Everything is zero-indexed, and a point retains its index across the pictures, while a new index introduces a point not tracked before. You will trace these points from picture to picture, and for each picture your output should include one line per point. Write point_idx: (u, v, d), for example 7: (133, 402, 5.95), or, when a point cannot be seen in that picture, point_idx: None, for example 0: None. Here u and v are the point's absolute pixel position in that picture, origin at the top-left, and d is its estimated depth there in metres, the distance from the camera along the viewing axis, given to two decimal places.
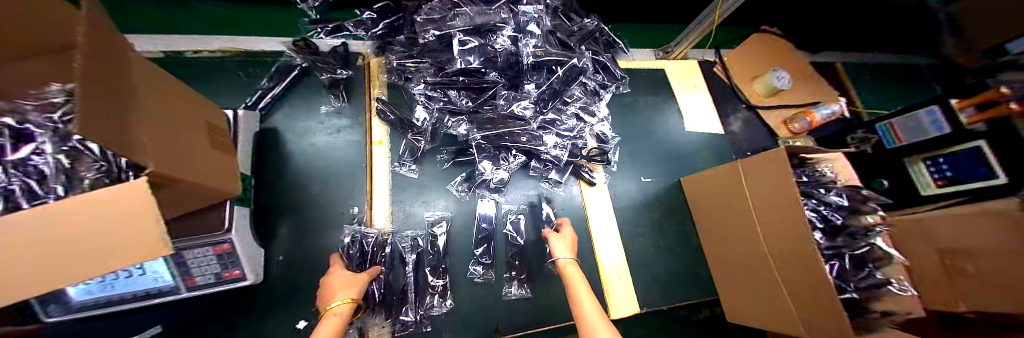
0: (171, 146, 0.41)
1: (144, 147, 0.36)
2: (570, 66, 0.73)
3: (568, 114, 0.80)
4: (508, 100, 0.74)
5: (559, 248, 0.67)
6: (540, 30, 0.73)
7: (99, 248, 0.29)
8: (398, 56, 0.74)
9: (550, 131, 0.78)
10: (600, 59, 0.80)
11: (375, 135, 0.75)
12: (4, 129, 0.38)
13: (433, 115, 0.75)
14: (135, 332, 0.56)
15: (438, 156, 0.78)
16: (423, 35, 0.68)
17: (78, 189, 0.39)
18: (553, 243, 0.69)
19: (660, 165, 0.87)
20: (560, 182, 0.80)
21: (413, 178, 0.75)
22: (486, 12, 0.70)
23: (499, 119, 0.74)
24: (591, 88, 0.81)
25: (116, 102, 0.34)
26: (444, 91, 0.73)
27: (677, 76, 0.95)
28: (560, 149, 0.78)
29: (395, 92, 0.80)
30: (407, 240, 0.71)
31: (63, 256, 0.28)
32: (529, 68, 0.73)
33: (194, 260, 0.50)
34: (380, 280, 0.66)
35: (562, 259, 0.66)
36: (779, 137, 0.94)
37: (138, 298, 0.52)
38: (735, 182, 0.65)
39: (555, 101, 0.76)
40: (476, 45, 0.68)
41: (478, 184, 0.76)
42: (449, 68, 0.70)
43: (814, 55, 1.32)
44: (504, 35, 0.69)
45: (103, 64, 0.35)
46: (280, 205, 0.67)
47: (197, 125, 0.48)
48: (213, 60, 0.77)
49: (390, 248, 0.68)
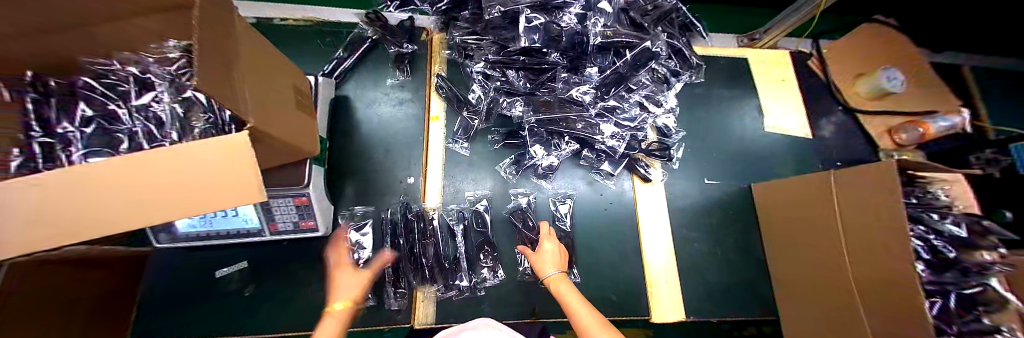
0: (270, 103, 0.45)
1: (247, 104, 0.40)
2: (640, 49, 0.68)
3: (632, 102, 0.75)
4: (568, 83, 0.71)
5: (545, 264, 0.62)
6: (612, 8, 0.68)
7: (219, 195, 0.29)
8: (461, 32, 0.74)
9: (609, 120, 0.73)
10: (675, 43, 0.74)
11: (433, 110, 0.78)
12: (131, 78, 0.45)
13: (489, 95, 0.74)
14: (224, 264, 0.64)
15: (489, 136, 0.77)
16: (488, 11, 0.66)
17: (187, 136, 0.44)
18: (542, 257, 0.63)
19: (727, 167, 0.79)
20: (612, 175, 0.76)
21: (464, 155, 0.76)
22: None
23: (555, 102, 0.72)
24: (660, 76, 0.74)
25: (223, 61, 0.37)
26: (503, 70, 0.72)
27: (761, 68, 0.85)
28: (616, 140, 0.73)
29: (454, 69, 0.81)
30: (453, 214, 0.72)
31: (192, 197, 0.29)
32: (594, 49, 0.69)
33: (277, 207, 0.56)
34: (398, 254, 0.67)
35: (550, 275, 0.60)
36: (879, 148, 0.81)
37: (231, 235, 0.59)
38: (825, 193, 0.56)
39: (619, 88, 0.72)
40: (542, 23, 0.65)
41: (526, 168, 0.76)
42: (511, 47, 0.68)
43: (936, 55, 1.10)
44: (571, 13, 0.66)
45: (214, 26, 0.38)
46: (346, 169, 0.72)
47: (289, 87, 0.53)
48: (297, 28, 0.82)
49: (437, 221, 0.70)
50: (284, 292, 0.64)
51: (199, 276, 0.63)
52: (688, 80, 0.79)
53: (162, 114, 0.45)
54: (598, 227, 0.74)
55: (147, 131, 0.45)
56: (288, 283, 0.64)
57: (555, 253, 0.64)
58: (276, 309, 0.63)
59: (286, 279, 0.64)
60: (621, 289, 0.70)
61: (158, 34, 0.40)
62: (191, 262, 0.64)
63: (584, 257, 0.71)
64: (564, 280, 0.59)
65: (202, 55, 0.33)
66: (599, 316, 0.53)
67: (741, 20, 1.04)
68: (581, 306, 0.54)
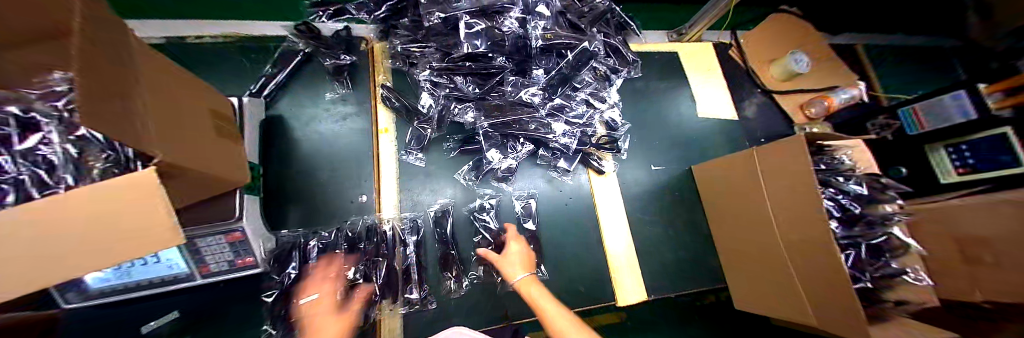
0: (182, 137, 0.41)
1: (151, 136, 0.36)
2: (580, 49, 0.70)
3: (579, 100, 0.77)
4: (515, 85, 0.72)
5: (512, 267, 0.62)
6: (550, 11, 0.70)
7: None
8: (403, 40, 0.72)
9: (559, 119, 0.75)
10: (612, 42, 0.77)
11: (381, 123, 0.74)
12: (10, 120, 0.38)
13: (439, 101, 0.73)
14: (153, 316, 0.57)
15: (444, 144, 0.77)
16: (428, 17, 0.66)
17: (84, 179, 0.39)
18: (508, 261, 0.64)
19: (670, 153, 0.85)
20: (568, 171, 0.78)
21: (420, 166, 0.74)
22: None
23: (506, 105, 0.72)
24: (601, 73, 0.78)
25: (116, 91, 0.33)
26: (450, 77, 0.71)
27: (693, 58, 0.92)
28: (568, 137, 0.75)
29: (400, 78, 0.78)
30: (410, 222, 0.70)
31: None
32: (537, 52, 0.70)
33: (206, 248, 0.51)
34: (331, 276, 0.59)
35: (517, 279, 0.60)
36: (795, 123, 0.91)
37: (155, 284, 0.53)
38: (752, 170, 0.62)
39: (565, 87, 0.74)
40: (482, 27, 0.66)
41: (482, 172, 0.76)
42: (456, 53, 0.68)
43: (834, 37, 1.26)
44: (511, 17, 0.68)
45: (104, 53, 0.33)
46: (291, 194, 0.68)
47: (203, 114, 0.47)
48: (215, 46, 0.75)
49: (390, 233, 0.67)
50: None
51: (123, 335, 0.56)
52: (627, 76, 0.83)
53: (54, 157, 0.39)
54: (556, 223, 0.75)
55: (36, 177, 0.39)
56: (234, 326, 0.59)
57: (522, 253, 0.65)
58: None
59: (232, 321, 0.59)
60: (588, 280, 0.72)
61: (21, 67, 0.33)
62: (112, 319, 0.56)
63: (548, 255, 0.73)
64: (533, 282, 0.60)
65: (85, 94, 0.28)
66: (573, 316, 0.55)
67: (672, 15, 1.12)
68: (556, 311, 0.55)
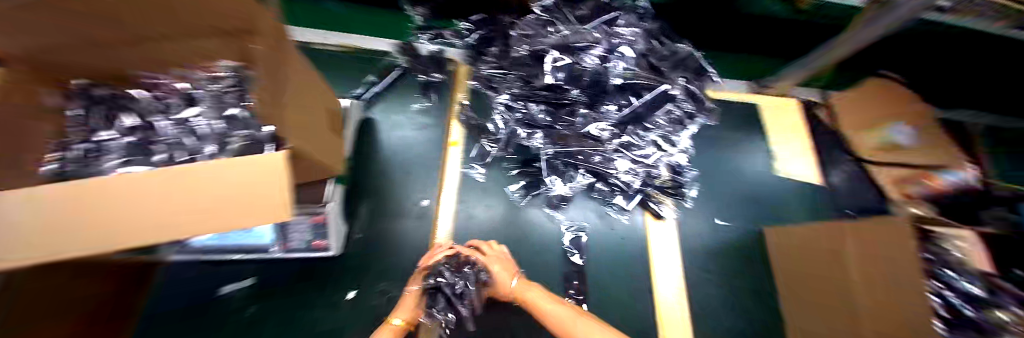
0: (303, 130, 0.45)
1: (289, 127, 0.41)
2: (658, 92, 0.71)
3: (648, 140, 0.75)
4: (584, 118, 0.72)
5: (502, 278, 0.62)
6: (633, 53, 0.72)
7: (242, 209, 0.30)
8: (488, 66, 0.78)
9: (625, 156, 0.74)
10: (691, 87, 0.76)
11: (452, 135, 0.81)
12: (177, 93, 0.53)
13: (509, 125, 0.76)
14: (231, 281, 0.63)
15: (505, 163, 0.79)
16: (517, 49, 0.73)
17: (223, 151, 0.48)
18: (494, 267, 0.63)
19: (739, 210, 0.80)
20: (625, 209, 0.77)
21: (479, 181, 0.78)
22: (580, 31, 0.72)
23: (572, 135, 0.73)
24: (676, 117, 0.76)
25: (277, 85, 0.40)
26: (525, 103, 0.75)
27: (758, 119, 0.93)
28: (631, 175, 0.74)
29: (477, 97, 0.85)
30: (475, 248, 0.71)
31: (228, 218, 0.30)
32: (613, 89, 0.71)
33: (293, 226, 0.57)
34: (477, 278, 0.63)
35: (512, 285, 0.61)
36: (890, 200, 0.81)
37: (246, 250, 0.60)
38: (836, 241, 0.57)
39: (636, 125, 0.74)
40: (566, 63, 0.70)
41: (541, 197, 0.76)
42: (535, 83, 0.72)
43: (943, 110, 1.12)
44: (592, 55, 0.70)
45: (275, 54, 0.40)
46: (367, 189, 0.73)
47: (326, 114, 0.55)
48: (334, 53, 0.88)
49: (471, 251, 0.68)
50: (288, 317, 0.62)
51: (204, 292, 0.62)
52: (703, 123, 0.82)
53: (199, 128, 0.50)
54: (606, 261, 0.72)
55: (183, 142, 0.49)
56: (294, 305, 0.62)
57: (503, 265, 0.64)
58: (277, 333, 0.60)
59: (294, 299, 0.63)
60: (630, 328, 0.67)
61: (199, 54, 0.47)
62: (199, 274, 0.63)
63: (594, 293, 0.69)
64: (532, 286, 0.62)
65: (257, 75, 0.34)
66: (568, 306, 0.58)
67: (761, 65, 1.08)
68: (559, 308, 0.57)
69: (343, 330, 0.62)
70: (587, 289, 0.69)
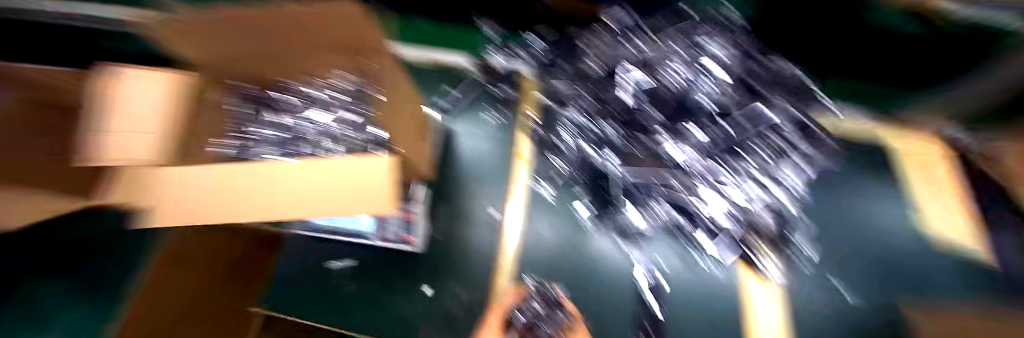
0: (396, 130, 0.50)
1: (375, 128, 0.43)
2: (768, 116, 0.57)
3: (748, 175, 0.60)
4: (666, 140, 0.62)
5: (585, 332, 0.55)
6: (731, 67, 0.60)
7: (346, 195, 0.33)
8: (556, 79, 0.76)
9: (718, 192, 0.61)
10: (807, 112, 0.60)
11: (522, 150, 0.84)
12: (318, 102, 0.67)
13: (579, 145, 0.74)
14: (337, 259, 0.73)
15: (573, 187, 0.78)
16: (588, 63, 0.69)
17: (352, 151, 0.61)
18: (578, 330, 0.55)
19: (864, 277, 0.70)
20: (720, 261, 0.67)
21: (549, 202, 0.79)
22: (660, 42, 0.63)
23: (648, 158, 0.65)
24: (784, 147, 0.60)
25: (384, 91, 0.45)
26: (594, 122, 0.70)
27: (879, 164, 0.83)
28: (727, 218, 0.63)
29: (542, 113, 0.83)
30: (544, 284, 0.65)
31: (331, 202, 0.34)
32: (704, 109, 0.60)
33: None
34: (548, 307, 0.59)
35: None
36: None
37: (353, 234, 0.73)
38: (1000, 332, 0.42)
39: (734, 156, 0.61)
40: (645, 77, 0.62)
41: (612, 226, 0.73)
42: (608, 98, 0.66)
43: None
44: (676, 66, 0.60)
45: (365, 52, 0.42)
46: (443, 195, 0.79)
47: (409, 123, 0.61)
48: (424, 70, 0.98)
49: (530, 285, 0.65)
50: (376, 298, 0.69)
51: (314, 265, 0.73)
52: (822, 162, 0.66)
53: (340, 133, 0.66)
54: (690, 305, 0.67)
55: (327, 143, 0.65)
56: (383, 289, 0.70)
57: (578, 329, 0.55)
58: (367, 312, 0.68)
59: (383, 284, 0.70)
60: None
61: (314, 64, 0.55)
62: (311, 250, 0.75)
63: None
64: None
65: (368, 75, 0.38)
66: None
67: None
68: None
69: (418, 323, 0.66)
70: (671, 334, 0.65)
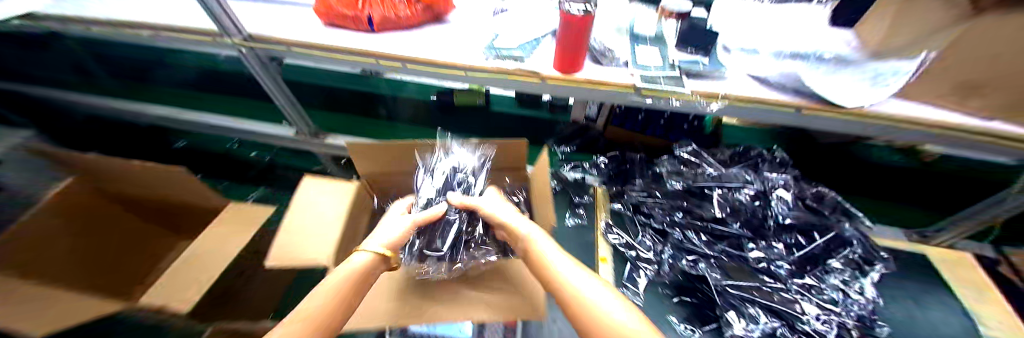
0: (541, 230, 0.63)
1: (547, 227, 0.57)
2: (833, 236, 0.79)
3: (830, 285, 0.75)
4: (751, 251, 0.80)
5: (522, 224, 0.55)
6: (789, 196, 0.83)
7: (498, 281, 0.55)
8: (638, 193, 0.98)
9: (808, 299, 0.72)
10: (859, 232, 0.80)
11: (600, 252, 0.91)
12: None
13: (668, 250, 0.85)
14: None
15: (660, 289, 0.84)
16: (672, 183, 0.93)
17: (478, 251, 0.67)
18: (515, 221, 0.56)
19: None
20: None
21: (636, 303, 0.81)
22: (729, 174, 0.89)
23: (734, 263, 0.79)
24: (853, 261, 0.78)
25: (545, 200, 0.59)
26: (683, 231, 0.86)
27: (935, 270, 0.87)
28: (825, 324, 0.68)
29: (619, 218, 0.98)
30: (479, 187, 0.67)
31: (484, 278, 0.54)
32: (774, 228, 0.81)
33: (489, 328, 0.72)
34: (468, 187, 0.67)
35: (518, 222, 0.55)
36: None
37: None
38: None
39: (815, 267, 0.78)
40: (726, 198, 0.85)
41: (706, 331, 0.75)
42: (698, 213, 0.86)
43: None
44: (745, 193, 0.84)
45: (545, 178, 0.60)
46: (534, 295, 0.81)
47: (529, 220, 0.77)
48: None
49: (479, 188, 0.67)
50: None
51: None
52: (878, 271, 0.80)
53: None
54: None
55: None
56: None
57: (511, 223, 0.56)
58: None
59: None
60: None
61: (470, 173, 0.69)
62: None
63: None
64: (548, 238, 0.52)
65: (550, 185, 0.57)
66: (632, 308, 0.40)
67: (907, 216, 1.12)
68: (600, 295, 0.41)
69: None
70: None
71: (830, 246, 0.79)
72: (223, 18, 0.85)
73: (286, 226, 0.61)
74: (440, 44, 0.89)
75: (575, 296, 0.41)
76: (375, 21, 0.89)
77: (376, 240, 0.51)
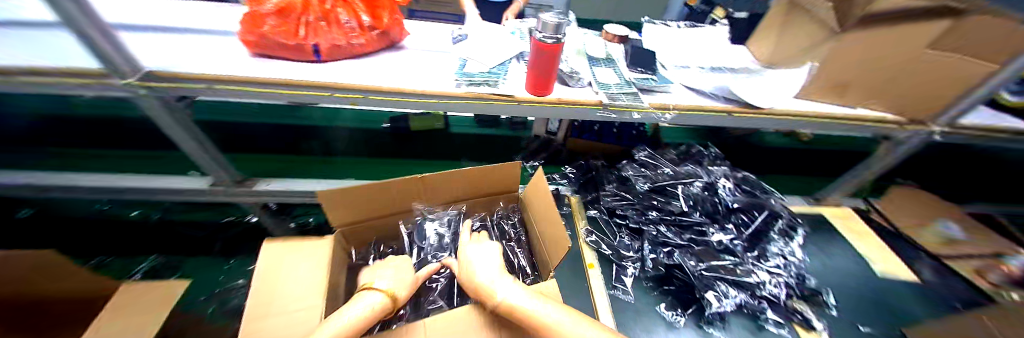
0: (550, 249, 0.63)
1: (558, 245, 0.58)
2: (768, 211, 0.94)
3: (773, 253, 0.90)
4: (712, 234, 0.91)
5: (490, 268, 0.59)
6: (729, 183, 0.99)
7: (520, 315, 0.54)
8: (610, 198, 1.05)
9: (761, 267, 0.86)
10: (783, 204, 0.99)
11: (587, 258, 0.94)
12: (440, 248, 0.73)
13: (645, 246, 0.93)
14: None
15: (644, 284, 0.90)
16: (638, 185, 1.02)
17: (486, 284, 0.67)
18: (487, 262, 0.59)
19: (873, 315, 0.87)
20: (779, 322, 0.82)
21: (628, 302, 0.86)
22: (682, 171, 1.02)
23: (701, 248, 0.89)
24: (784, 229, 0.95)
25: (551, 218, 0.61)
26: (654, 226, 0.94)
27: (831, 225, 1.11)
28: (775, 286, 0.84)
29: (596, 223, 1.04)
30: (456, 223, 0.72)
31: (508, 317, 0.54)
32: (725, 212, 0.94)
33: None
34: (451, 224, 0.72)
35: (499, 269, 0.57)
36: (987, 289, 0.94)
37: None
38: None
39: (760, 240, 0.92)
40: (684, 192, 0.96)
41: (689, 314, 0.83)
42: (664, 209, 0.95)
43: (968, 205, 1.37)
44: (697, 186, 0.97)
45: (547, 197, 0.62)
46: None
47: (527, 239, 0.77)
48: None
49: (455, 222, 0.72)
50: None
51: None
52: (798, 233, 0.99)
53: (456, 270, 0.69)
54: None
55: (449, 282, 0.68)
56: None
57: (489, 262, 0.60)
58: None
59: None
60: None
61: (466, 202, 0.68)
62: None
63: None
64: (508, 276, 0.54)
65: (555, 204, 0.59)
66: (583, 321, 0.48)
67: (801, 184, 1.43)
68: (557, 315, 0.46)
69: None
70: None
71: (767, 220, 0.94)
72: (113, 54, 0.66)
73: (254, 307, 0.50)
74: (407, 72, 0.85)
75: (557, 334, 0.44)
76: (323, 50, 0.80)
77: (382, 283, 0.52)
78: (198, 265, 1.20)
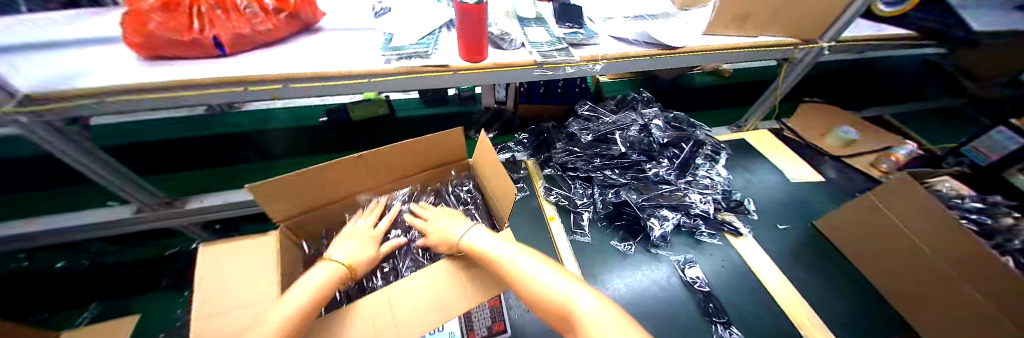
0: (499, 203, 0.67)
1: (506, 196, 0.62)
2: (693, 141, 1.05)
3: (700, 176, 1.03)
4: (649, 170, 1.00)
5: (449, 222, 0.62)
6: (661, 122, 1.07)
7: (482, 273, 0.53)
8: (560, 154, 1.10)
9: (693, 190, 0.98)
10: (707, 134, 1.11)
11: (547, 212, 1.00)
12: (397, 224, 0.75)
13: (594, 191, 1.01)
14: None
15: (598, 224, 0.98)
16: (583, 136, 1.07)
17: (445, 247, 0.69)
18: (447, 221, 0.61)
19: (788, 213, 1.03)
20: (713, 234, 0.95)
21: (587, 243, 0.93)
22: (619, 118, 1.09)
23: (643, 183, 0.98)
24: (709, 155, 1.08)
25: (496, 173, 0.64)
26: (601, 171, 1.02)
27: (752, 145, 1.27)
28: (705, 203, 0.96)
29: (552, 180, 1.10)
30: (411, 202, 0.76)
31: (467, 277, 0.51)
32: (659, 147, 1.04)
33: (476, 313, 0.71)
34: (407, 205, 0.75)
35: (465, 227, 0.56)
36: (874, 175, 1.15)
37: None
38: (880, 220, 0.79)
39: (689, 168, 1.03)
40: (623, 137, 1.03)
41: (638, 242, 0.93)
42: (607, 155, 1.03)
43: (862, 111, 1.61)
44: (633, 130, 1.04)
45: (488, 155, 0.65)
46: None
47: (483, 201, 0.80)
48: None
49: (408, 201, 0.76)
50: None
51: None
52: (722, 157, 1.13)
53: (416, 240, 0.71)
54: (726, 280, 0.86)
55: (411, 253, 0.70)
56: None
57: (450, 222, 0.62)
58: None
59: None
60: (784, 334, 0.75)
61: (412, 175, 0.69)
62: None
63: (732, 317, 0.78)
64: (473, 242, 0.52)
65: (496, 160, 0.63)
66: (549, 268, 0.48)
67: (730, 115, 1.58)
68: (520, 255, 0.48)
69: None
70: (731, 314, 0.79)
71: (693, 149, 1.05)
72: None
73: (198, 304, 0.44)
74: (330, 55, 0.81)
75: (523, 280, 0.45)
76: (226, 42, 0.73)
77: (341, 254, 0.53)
78: (144, 302, 1.10)
